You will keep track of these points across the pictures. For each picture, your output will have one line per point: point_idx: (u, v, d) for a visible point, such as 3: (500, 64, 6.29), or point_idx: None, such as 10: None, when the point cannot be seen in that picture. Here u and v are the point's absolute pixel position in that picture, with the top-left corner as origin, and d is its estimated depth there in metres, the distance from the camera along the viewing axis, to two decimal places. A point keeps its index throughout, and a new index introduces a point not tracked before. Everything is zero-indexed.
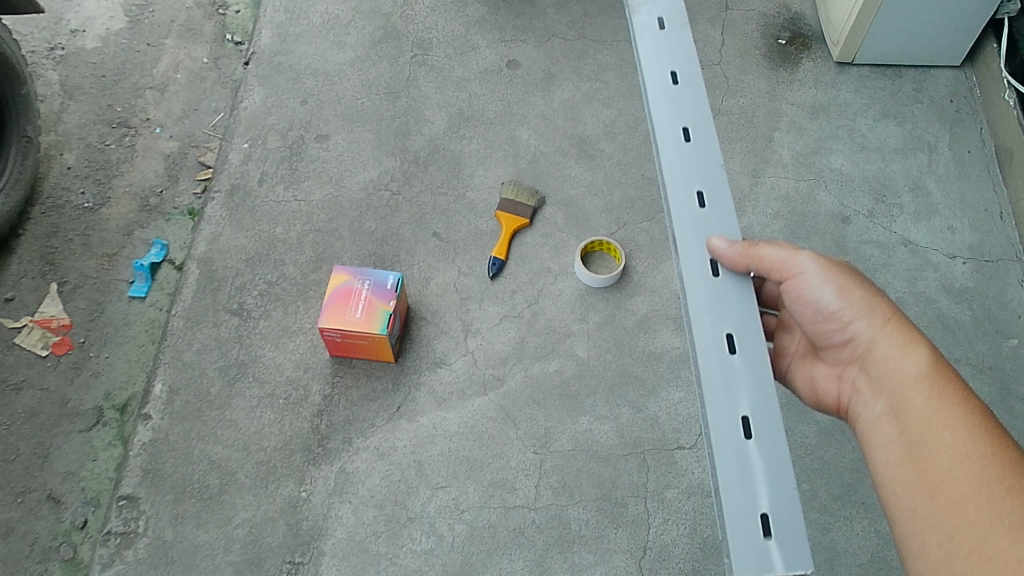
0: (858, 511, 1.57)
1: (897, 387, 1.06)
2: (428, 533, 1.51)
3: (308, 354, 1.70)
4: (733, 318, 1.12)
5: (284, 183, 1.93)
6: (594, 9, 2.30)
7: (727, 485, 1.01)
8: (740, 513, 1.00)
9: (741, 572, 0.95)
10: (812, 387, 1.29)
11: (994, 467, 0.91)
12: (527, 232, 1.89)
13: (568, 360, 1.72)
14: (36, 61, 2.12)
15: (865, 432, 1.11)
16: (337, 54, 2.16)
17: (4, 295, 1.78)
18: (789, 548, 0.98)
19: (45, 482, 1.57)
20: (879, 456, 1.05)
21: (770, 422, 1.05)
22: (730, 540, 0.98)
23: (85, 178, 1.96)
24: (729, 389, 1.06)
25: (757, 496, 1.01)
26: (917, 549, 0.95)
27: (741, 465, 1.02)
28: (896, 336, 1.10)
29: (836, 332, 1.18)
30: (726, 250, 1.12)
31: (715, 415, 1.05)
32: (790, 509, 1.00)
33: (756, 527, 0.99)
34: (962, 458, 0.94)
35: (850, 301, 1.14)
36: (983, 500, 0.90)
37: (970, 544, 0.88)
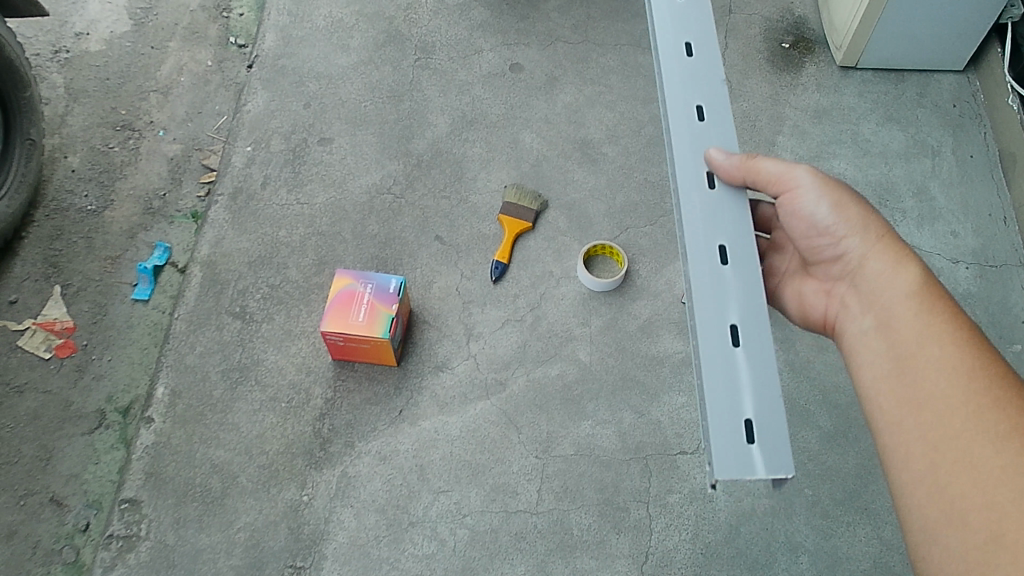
0: (861, 517, 1.57)
1: (887, 301, 1.11)
2: (429, 538, 1.51)
3: (310, 357, 1.70)
4: (727, 230, 1.16)
5: (287, 187, 1.93)
6: (597, 13, 2.29)
7: (712, 387, 1.05)
8: (723, 414, 1.03)
9: (720, 470, 0.98)
10: (800, 304, 1.32)
11: (982, 379, 0.96)
12: (529, 235, 1.89)
13: (571, 364, 1.71)
14: (40, 65, 2.13)
15: (851, 344, 1.15)
16: (340, 58, 2.16)
17: (8, 298, 1.78)
18: (770, 454, 1.01)
19: (48, 485, 1.57)
20: (866, 367, 1.10)
21: (757, 331, 1.09)
22: (712, 439, 1.01)
23: (88, 181, 1.96)
24: (719, 297, 1.10)
25: (741, 400, 1.04)
26: (901, 459, 0.98)
27: (728, 370, 1.06)
28: (888, 255, 1.14)
29: (828, 247, 1.23)
30: (724, 162, 1.17)
31: (704, 322, 1.09)
32: (773, 418, 1.03)
33: (741, 432, 1.02)
34: (949, 369, 0.98)
35: (846, 219, 1.19)
36: (971, 410, 0.94)
37: (955, 454, 0.92)
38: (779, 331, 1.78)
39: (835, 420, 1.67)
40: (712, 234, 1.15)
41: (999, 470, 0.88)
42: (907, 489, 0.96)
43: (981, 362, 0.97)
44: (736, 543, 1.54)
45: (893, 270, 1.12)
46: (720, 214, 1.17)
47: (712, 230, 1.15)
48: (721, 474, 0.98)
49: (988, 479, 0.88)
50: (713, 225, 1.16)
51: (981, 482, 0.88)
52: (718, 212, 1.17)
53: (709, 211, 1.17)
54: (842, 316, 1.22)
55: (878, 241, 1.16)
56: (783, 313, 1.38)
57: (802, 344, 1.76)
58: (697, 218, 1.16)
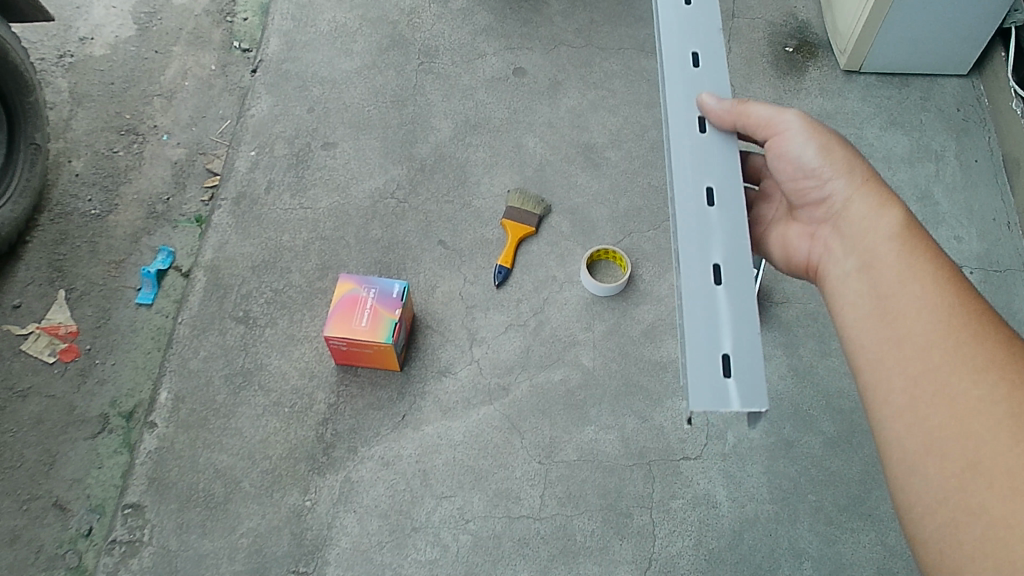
0: (864, 523, 1.56)
1: (871, 242, 1.12)
2: (432, 544, 1.51)
3: (313, 362, 1.70)
4: (715, 173, 1.20)
5: (291, 191, 1.93)
6: (600, 17, 2.30)
7: (692, 319, 1.08)
8: (702, 345, 1.06)
9: (695, 396, 1.02)
10: (784, 247, 1.33)
11: (960, 316, 0.98)
12: (532, 240, 1.88)
13: (574, 369, 1.71)
14: (45, 69, 2.13)
15: (834, 285, 1.17)
16: (344, 62, 2.16)
17: (12, 302, 1.78)
18: (745, 387, 1.04)
19: (51, 490, 1.57)
20: (848, 305, 1.11)
21: (740, 269, 1.13)
22: (689, 368, 1.04)
23: (92, 186, 1.96)
24: (703, 238, 1.14)
25: (720, 334, 1.07)
26: (882, 395, 1.00)
27: (708, 306, 1.09)
28: (871, 198, 1.16)
29: (813, 189, 1.23)
30: (715, 107, 1.22)
31: (686, 260, 1.12)
32: (751, 353, 1.06)
33: (717, 365, 1.05)
34: (929, 306, 1.01)
35: (832, 161, 1.20)
36: (951, 346, 0.96)
37: (935, 388, 0.95)
38: (781, 336, 1.78)
39: (839, 425, 1.67)
40: (701, 180, 1.19)
41: (977, 403, 0.90)
42: (887, 424, 0.98)
43: (960, 300, 1.00)
44: (740, 549, 1.53)
45: (876, 212, 1.14)
46: (710, 162, 1.21)
47: (701, 175, 1.19)
48: (695, 399, 1.01)
49: (966, 410, 0.90)
50: (702, 170, 1.20)
51: (959, 413, 0.91)
52: (708, 159, 1.21)
53: (699, 158, 1.21)
54: (824, 259, 1.23)
55: (862, 185, 1.18)
56: (767, 258, 1.40)
57: (805, 349, 1.76)
58: (687, 163, 1.20)
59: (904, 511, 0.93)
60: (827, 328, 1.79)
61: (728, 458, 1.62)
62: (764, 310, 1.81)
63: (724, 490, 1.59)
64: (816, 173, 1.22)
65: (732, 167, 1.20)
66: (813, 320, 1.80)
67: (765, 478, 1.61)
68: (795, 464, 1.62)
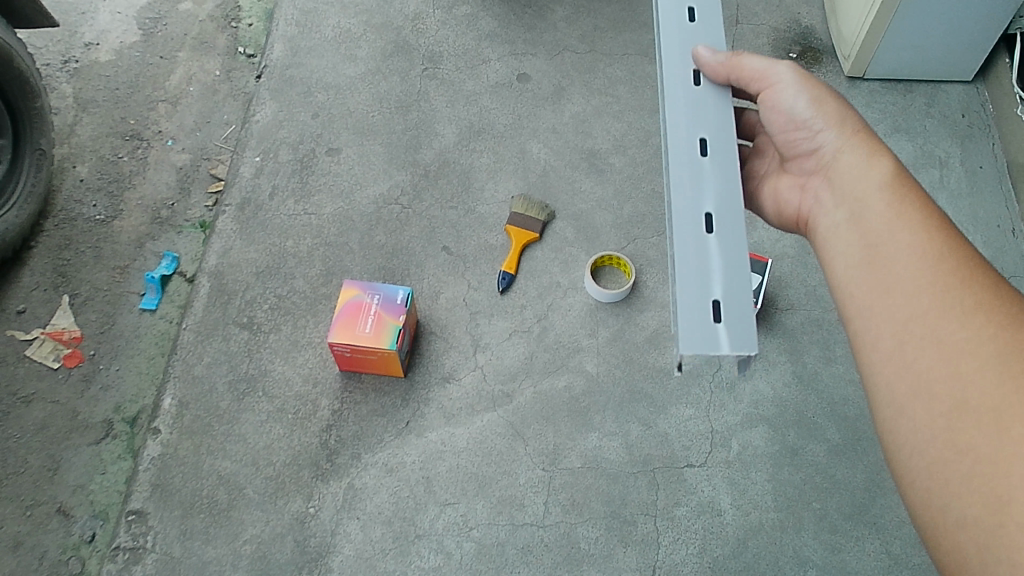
0: (869, 531, 1.55)
1: (861, 191, 1.11)
2: (435, 551, 1.50)
3: (317, 368, 1.70)
4: (708, 125, 1.18)
5: (295, 197, 1.93)
6: (604, 23, 2.30)
7: (684, 266, 1.06)
8: (693, 293, 1.04)
9: (684, 344, 1.00)
10: (775, 202, 1.32)
11: (949, 262, 0.97)
12: (537, 246, 1.88)
13: (578, 376, 1.71)
14: (50, 74, 2.14)
15: (823, 235, 1.15)
16: (349, 68, 2.16)
17: (16, 308, 1.78)
18: (736, 332, 1.01)
19: (55, 496, 1.57)
20: (837, 253, 1.10)
21: (733, 218, 1.11)
22: (680, 316, 1.03)
23: (97, 191, 1.96)
24: (695, 188, 1.12)
25: (712, 282, 1.05)
26: (870, 340, 0.99)
27: (699, 252, 1.07)
28: (861, 150, 1.15)
29: (804, 141, 1.23)
30: (709, 59, 1.21)
31: (677, 207, 1.11)
32: (741, 300, 1.04)
33: (708, 312, 1.03)
34: (918, 253, 0.99)
35: (823, 114, 1.20)
36: (939, 291, 0.95)
37: (923, 332, 0.93)
38: (785, 343, 1.77)
39: (843, 433, 1.66)
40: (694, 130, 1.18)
41: (966, 346, 0.89)
42: (876, 370, 0.96)
43: (949, 247, 0.98)
44: (744, 557, 1.52)
45: (866, 163, 1.13)
46: (704, 113, 1.19)
47: (694, 125, 1.18)
48: (684, 347, 0.99)
49: (955, 352, 0.89)
50: (695, 121, 1.19)
51: (948, 355, 0.90)
52: (702, 110, 1.20)
53: (693, 108, 1.20)
54: (814, 211, 1.22)
55: (851, 136, 1.17)
56: (760, 215, 1.38)
57: (810, 356, 1.76)
58: (681, 113, 1.19)
59: (892, 453, 0.92)
60: (832, 335, 1.79)
61: (733, 465, 1.62)
62: (768, 317, 1.81)
63: (728, 498, 1.58)
64: (807, 125, 1.21)
65: (725, 118, 1.19)
66: (818, 327, 1.80)
67: (770, 486, 1.60)
68: (800, 472, 1.61)
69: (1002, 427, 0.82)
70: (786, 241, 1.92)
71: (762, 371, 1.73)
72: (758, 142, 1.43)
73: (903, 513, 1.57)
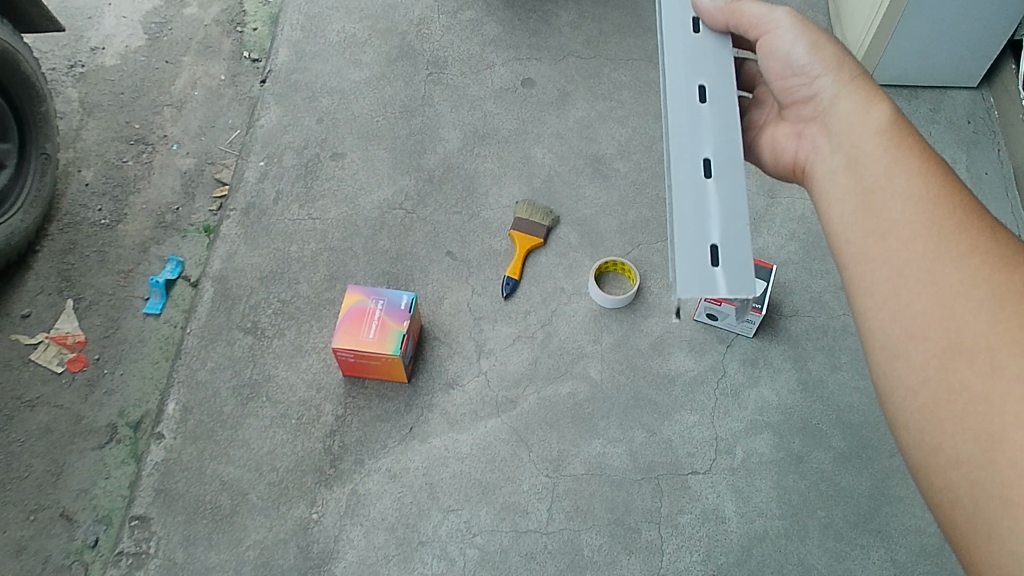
0: (875, 539, 1.54)
1: (856, 136, 1.08)
2: (439, 558, 1.50)
3: (321, 373, 1.69)
4: (708, 75, 1.22)
5: (299, 202, 1.93)
6: (609, 29, 2.30)
7: (682, 208, 1.09)
8: (691, 234, 1.07)
9: (682, 281, 1.02)
10: (774, 152, 1.29)
11: (944, 203, 0.92)
12: (541, 251, 1.88)
13: (582, 382, 1.70)
14: (56, 79, 2.14)
15: (819, 182, 1.12)
16: (353, 72, 2.16)
17: (21, 312, 1.79)
18: (733, 273, 1.04)
19: (58, 500, 1.57)
20: (833, 198, 1.06)
21: (731, 163, 1.13)
22: (677, 257, 1.05)
23: (102, 195, 1.97)
24: (694, 133, 1.16)
25: (709, 224, 1.08)
26: (864, 283, 0.95)
27: (696, 195, 1.10)
28: (858, 96, 1.12)
29: (802, 89, 1.20)
30: (710, 11, 1.26)
31: (677, 155, 1.14)
32: (739, 242, 1.06)
33: (705, 252, 1.06)
34: (913, 195, 0.95)
35: (821, 61, 1.17)
36: (934, 231, 0.91)
37: (917, 273, 0.89)
38: (790, 349, 1.77)
39: (848, 440, 1.65)
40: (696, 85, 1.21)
41: (960, 284, 0.85)
42: (870, 313, 0.92)
43: (945, 186, 0.94)
44: (749, 565, 1.51)
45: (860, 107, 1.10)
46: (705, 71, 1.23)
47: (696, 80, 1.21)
48: (681, 284, 1.02)
49: (949, 292, 0.85)
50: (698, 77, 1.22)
51: (942, 296, 0.85)
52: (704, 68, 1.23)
53: (695, 67, 1.23)
54: (811, 159, 1.18)
55: (849, 82, 1.14)
56: (760, 167, 1.35)
57: (815, 362, 1.75)
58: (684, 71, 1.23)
59: (885, 397, 0.88)
60: (836, 342, 1.78)
61: (737, 473, 1.61)
62: (773, 323, 1.80)
63: (733, 505, 1.58)
64: (804, 72, 1.19)
65: (726, 73, 1.23)
66: (823, 333, 1.79)
67: (775, 493, 1.59)
68: (805, 480, 1.61)
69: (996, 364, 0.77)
70: (791, 247, 1.91)
71: (766, 378, 1.73)
72: (760, 96, 1.40)
73: (909, 521, 1.56)
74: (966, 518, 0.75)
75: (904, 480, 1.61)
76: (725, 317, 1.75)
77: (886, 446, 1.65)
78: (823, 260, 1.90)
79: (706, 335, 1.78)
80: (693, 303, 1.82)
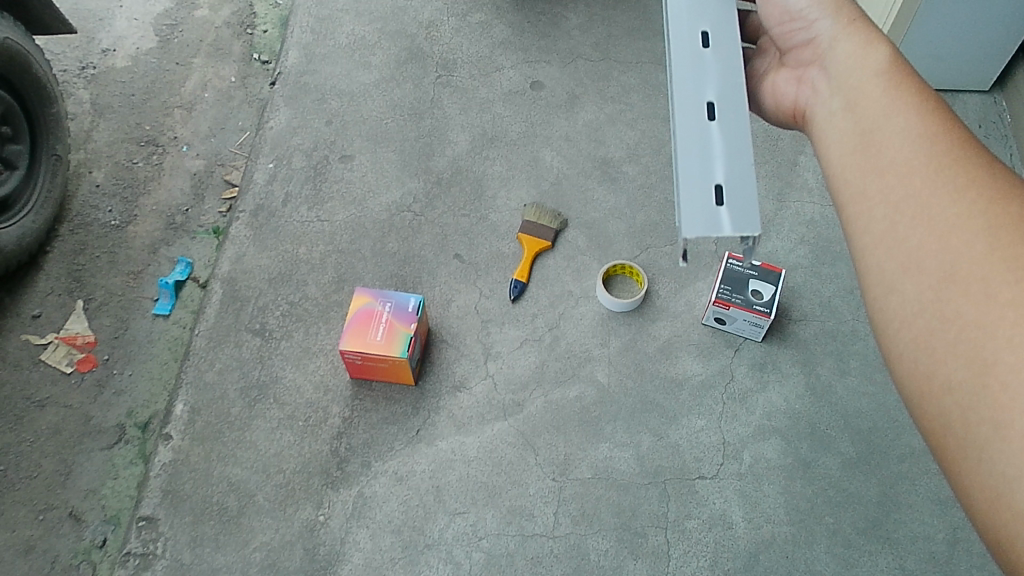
0: (883, 546, 1.53)
1: (852, 75, 1.00)
2: (445, 561, 1.50)
3: (328, 375, 1.70)
4: (711, 21, 1.24)
5: (308, 204, 1.93)
6: (619, 32, 2.30)
7: (686, 149, 1.11)
8: (695, 173, 1.09)
9: (687, 218, 1.04)
10: (776, 104, 1.21)
11: (942, 135, 0.85)
12: (549, 254, 1.88)
13: (589, 386, 1.70)
14: (68, 80, 2.16)
15: (817, 126, 1.04)
16: (362, 75, 2.17)
17: (32, 312, 1.80)
18: (737, 208, 1.06)
19: (67, 500, 1.58)
20: (830, 140, 0.98)
21: (735, 104, 1.15)
22: (682, 196, 1.07)
23: (112, 196, 1.98)
24: (698, 79, 1.18)
25: (713, 162, 1.10)
26: (860, 223, 0.87)
27: (701, 135, 1.12)
28: (857, 36, 1.04)
29: (802, 34, 1.13)
30: None
31: (680, 102, 1.15)
32: (744, 179, 1.08)
33: (710, 190, 1.08)
34: (910, 129, 0.87)
35: (818, 0, 1.09)
36: (930, 164, 0.83)
37: (913, 207, 0.81)
38: (799, 354, 1.76)
39: (857, 446, 1.64)
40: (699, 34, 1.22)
41: (954, 216, 0.77)
42: (866, 252, 0.85)
43: (944, 120, 0.87)
44: (756, 571, 1.51)
45: (856, 43, 1.02)
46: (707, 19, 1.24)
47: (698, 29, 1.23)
48: (687, 220, 1.04)
49: (945, 224, 0.78)
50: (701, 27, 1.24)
51: (938, 227, 0.78)
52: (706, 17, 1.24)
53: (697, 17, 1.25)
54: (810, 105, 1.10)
55: (847, 25, 1.06)
56: (764, 120, 1.27)
57: (824, 368, 1.74)
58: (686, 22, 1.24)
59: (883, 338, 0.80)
60: (845, 347, 1.77)
61: (745, 478, 1.60)
62: (782, 328, 1.79)
63: (740, 510, 1.57)
64: (804, 16, 1.12)
65: (728, 17, 1.24)
66: (832, 339, 1.78)
67: (783, 499, 1.58)
68: (812, 486, 1.60)
69: (992, 291, 0.71)
70: (800, 251, 1.90)
71: (775, 383, 1.72)
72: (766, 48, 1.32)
73: (918, 528, 1.55)
74: (963, 455, 0.68)
75: (913, 487, 1.60)
76: (733, 321, 1.74)
77: (895, 453, 1.64)
78: (832, 265, 1.89)
79: (714, 339, 1.77)
80: (702, 307, 1.81)
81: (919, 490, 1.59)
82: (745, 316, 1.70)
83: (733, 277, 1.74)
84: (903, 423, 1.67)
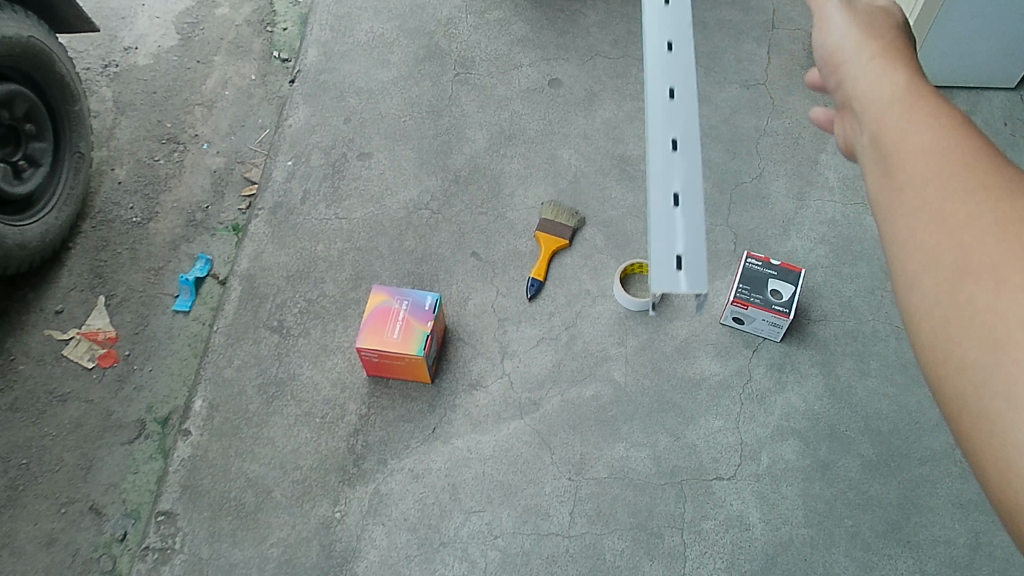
0: (904, 550, 1.51)
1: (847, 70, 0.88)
2: (460, 559, 1.50)
3: (345, 373, 1.70)
4: (680, 90, 1.28)
5: (326, 201, 1.94)
6: (638, 29, 2.28)
7: (656, 221, 1.19)
8: (662, 245, 1.17)
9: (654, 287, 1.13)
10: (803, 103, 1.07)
11: (937, 134, 0.73)
12: (566, 253, 1.87)
13: (606, 385, 1.69)
14: (91, 78, 2.18)
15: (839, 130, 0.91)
16: (381, 72, 2.17)
17: (54, 308, 1.82)
18: (695, 274, 1.14)
19: (88, 494, 1.60)
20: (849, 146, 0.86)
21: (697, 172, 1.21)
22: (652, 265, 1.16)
23: (134, 193, 2.00)
24: (666, 150, 1.24)
25: (676, 233, 1.18)
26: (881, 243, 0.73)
27: (667, 204, 1.20)
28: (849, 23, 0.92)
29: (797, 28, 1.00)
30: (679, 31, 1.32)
31: (652, 154, 1.23)
32: (700, 245, 1.16)
33: (673, 259, 1.16)
34: (908, 132, 0.75)
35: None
36: (931, 168, 0.70)
37: (917, 223, 0.69)
38: (818, 355, 1.74)
39: (877, 448, 1.62)
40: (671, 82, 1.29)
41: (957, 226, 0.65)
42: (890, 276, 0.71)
43: (932, 100, 0.77)
44: (773, 573, 1.49)
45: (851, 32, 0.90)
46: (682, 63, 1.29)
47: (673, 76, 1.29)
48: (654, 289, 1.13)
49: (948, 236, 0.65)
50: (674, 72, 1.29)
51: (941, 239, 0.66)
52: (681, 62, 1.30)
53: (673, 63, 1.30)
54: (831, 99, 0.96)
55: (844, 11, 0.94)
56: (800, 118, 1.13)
57: (844, 369, 1.72)
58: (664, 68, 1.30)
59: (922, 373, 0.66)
60: (866, 348, 1.74)
61: (762, 479, 1.59)
62: (801, 328, 1.77)
63: (757, 512, 1.56)
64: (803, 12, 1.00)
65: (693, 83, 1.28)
66: (852, 339, 1.76)
67: (801, 501, 1.57)
68: (831, 488, 1.58)
69: (990, 279, 0.60)
70: (820, 251, 1.88)
71: (793, 384, 1.70)
72: None
73: (939, 532, 1.53)
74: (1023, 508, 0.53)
75: (934, 491, 1.58)
76: (752, 321, 1.73)
77: (915, 455, 1.61)
78: (853, 265, 1.86)
79: (732, 339, 1.76)
80: (720, 307, 1.80)
81: (940, 493, 1.57)
82: (764, 316, 1.69)
83: (752, 276, 1.72)
84: (925, 426, 1.65)
